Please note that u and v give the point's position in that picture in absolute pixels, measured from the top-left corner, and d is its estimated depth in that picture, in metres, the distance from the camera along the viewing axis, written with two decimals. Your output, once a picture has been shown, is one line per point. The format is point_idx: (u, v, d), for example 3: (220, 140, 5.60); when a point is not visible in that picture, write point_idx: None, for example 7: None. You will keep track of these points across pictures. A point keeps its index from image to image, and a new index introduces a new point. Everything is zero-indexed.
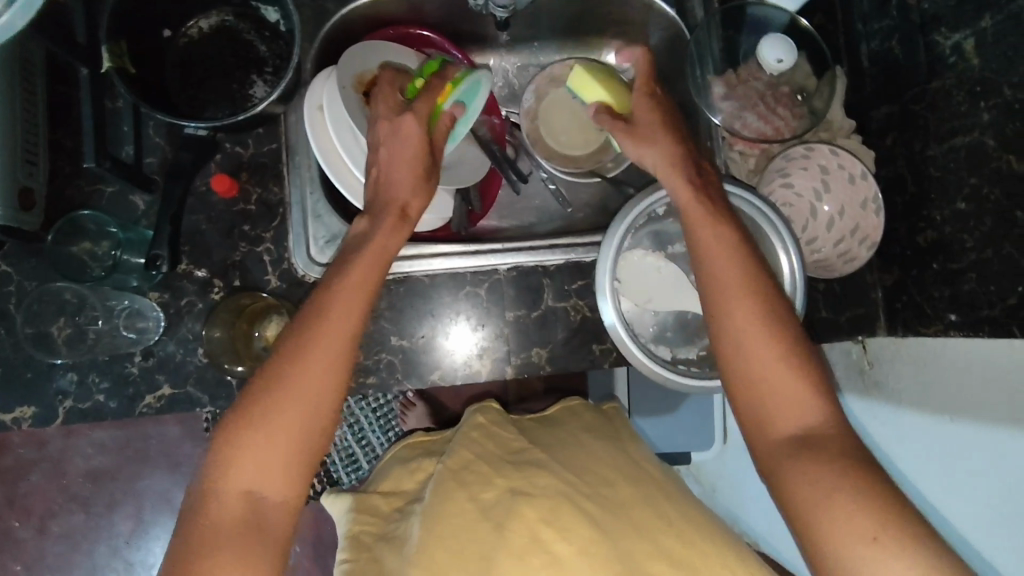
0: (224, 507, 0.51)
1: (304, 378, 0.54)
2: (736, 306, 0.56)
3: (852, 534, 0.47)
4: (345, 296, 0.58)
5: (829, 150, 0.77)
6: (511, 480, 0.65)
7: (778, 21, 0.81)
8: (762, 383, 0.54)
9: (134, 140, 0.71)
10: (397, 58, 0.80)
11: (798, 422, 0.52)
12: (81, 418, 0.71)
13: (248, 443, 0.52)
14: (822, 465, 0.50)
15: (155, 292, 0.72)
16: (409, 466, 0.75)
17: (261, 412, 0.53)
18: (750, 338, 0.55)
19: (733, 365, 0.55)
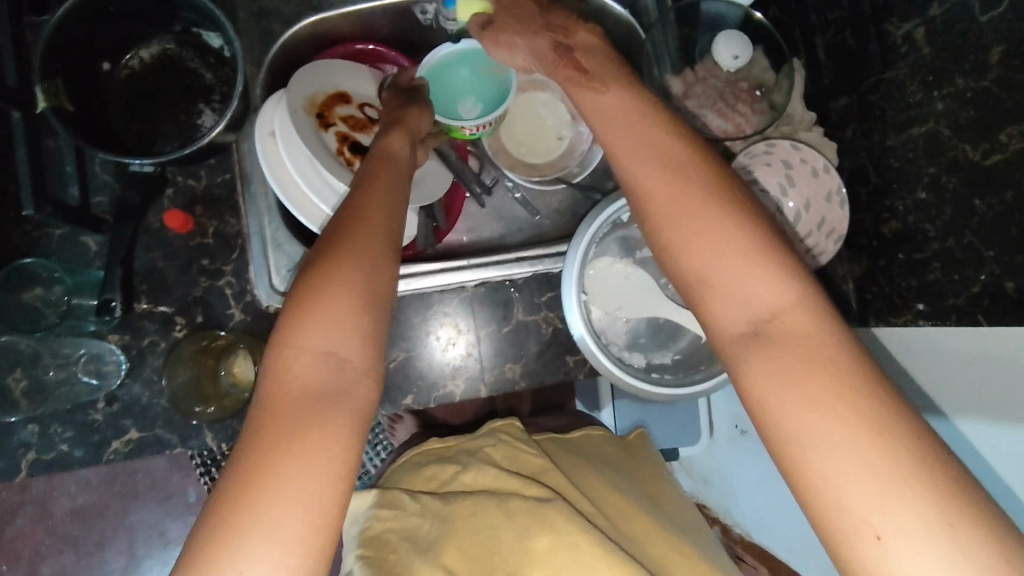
0: (297, 390, 0.41)
1: (356, 246, 0.46)
2: (677, 203, 0.45)
3: (809, 389, 0.37)
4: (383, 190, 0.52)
5: (790, 146, 0.77)
6: (540, 492, 0.64)
7: (733, 16, 0.80)
8: (734, 307, 0.41)
9: (80, 180, 0.69)
10: (349, 76, 0.78)
11: (756, 302, 0.41)
12: (47, 467, 0.70)
13: (306, 335, 0.43)
14: (807, 373, 0.38)
15: (114, 335, 0.70)
16: (420, 471, 0.72)
17: (323, 281, 0.44)
18: (707, 234, 0.43)
19: (687, 272, 0.44)
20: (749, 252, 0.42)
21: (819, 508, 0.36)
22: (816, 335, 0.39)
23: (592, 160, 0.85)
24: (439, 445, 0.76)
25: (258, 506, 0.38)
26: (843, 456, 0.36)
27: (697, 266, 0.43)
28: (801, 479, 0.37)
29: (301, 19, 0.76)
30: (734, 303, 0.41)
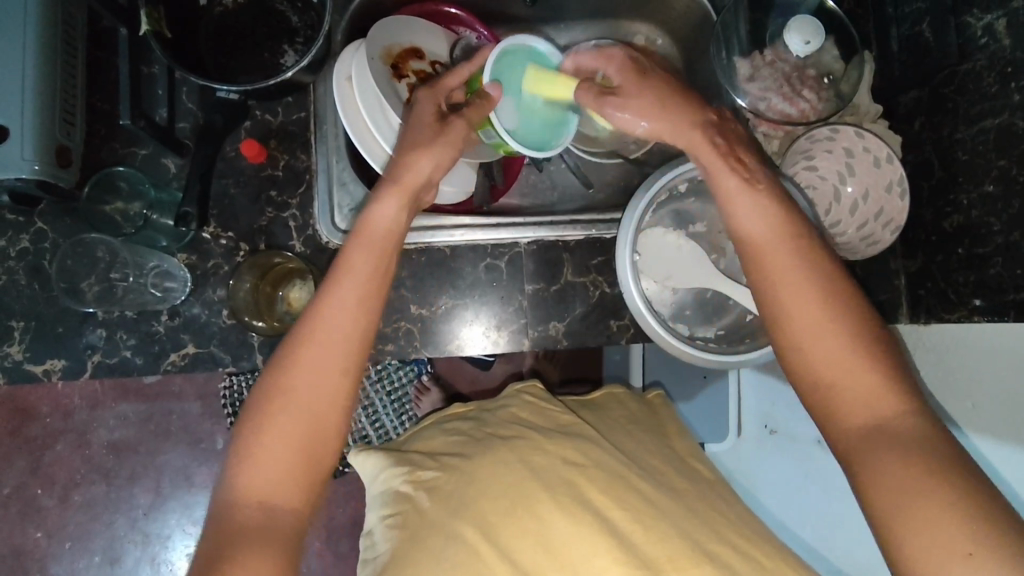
0: (241, 517, 0.49)
1: (303, 381, 0.52)
2: (802, 322, 0.52)
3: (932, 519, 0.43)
4: (350, 286, 0.55)
5: (854, 133, 0.77)
6: (563, 449, 0.67)
7: (806, 5, 0.81)
8: (857, 415, 0.49)
9: (169, 104, 0.73)
10: (427, 35, 0.82)
11: (869, 412, 0.49)
12: (109, 373, 0.73)
13: (263, 461, 0.50)
14: (908, 468, 0.45)
15: (183, 253, 0.74)
16: (444, 429, 0.75)
17: (270, 428, 0.51)
18: (821, 348, 0.51)
19: (804, 375, 0.52)
20: (868, 374, 0.50)
21: None
22: (910, 440, 0.47)
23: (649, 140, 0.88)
24: (461, 409, 0.80)
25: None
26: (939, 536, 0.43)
27: (831, 374, 0.51)
28: None
29: None
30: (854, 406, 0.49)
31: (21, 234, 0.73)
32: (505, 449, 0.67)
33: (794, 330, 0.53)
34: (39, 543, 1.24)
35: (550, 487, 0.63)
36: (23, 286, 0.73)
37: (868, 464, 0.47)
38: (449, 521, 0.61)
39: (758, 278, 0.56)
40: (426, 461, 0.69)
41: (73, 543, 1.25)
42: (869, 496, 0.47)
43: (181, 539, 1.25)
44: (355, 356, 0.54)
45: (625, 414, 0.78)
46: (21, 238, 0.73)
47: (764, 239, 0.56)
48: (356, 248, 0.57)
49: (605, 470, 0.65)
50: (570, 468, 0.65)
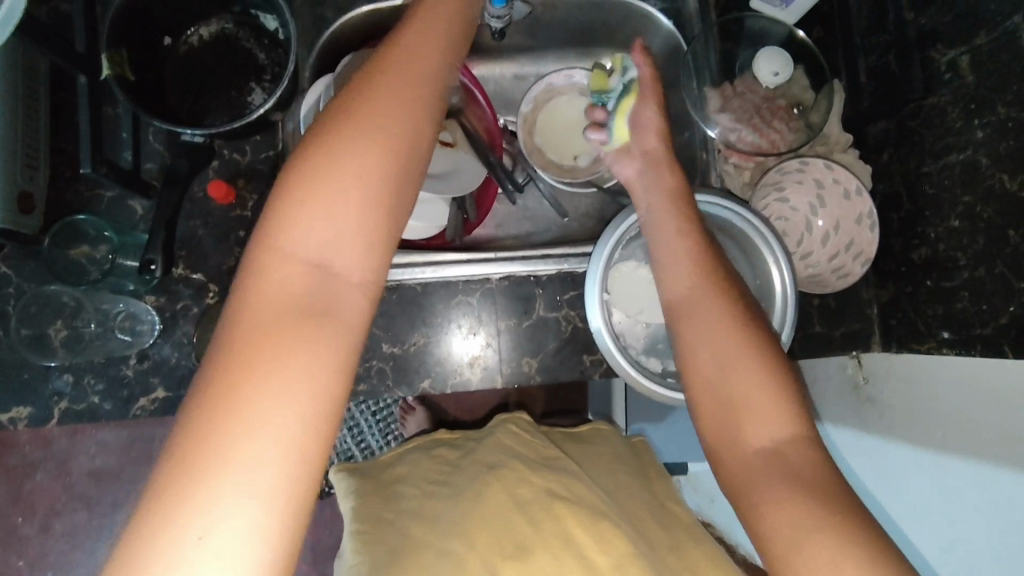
0: (227, 442, 0.37)
1: (310, 259, 0.42)
2: (707, 357, 0.56)
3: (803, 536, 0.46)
4: (371, 141, 0.44)
5: (823, 165, 0.77)
6: (547, 481, 0.68)
7: (776, 34, 0.81)
8: (751, 434, 0.52)
9: (133, 146, 0.72)
10: None
11: (768, 437, 0.51)
12: (76, 419, 0.72)
13: (228, 352, 0.39)
14: (801, 498, 0.48)
15: (151, 296, 0.73)
16: (430, 455, 0.75)
17: (256, 321, 0.40)
18: (731, 381, 0.54)
19: (711, 404, 0.55)
20: (766, 395, 0.52)
21: None
22: (791, 464, 0.50)
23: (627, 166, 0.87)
24: (447, 434, 0.80)
25: (158, 534, 0.36)
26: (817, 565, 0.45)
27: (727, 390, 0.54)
28: None
29: (354, 8, 0.79)
30: (756, 427, 0.52)
31: None
32: (494, 481, 0.67)
33: (703, 357, 0.56)
34: (21, 573, 1.23)
35: (531, 521, 0.65)
36: None
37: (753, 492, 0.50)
38: (436, 544, 0.63)
39: (675, 313, 0.59)
40: (407, 488, 0.70)
41: (55, 573, 1.23)
42: (766, 523, 0.49)
43: None
44: (373, 211, 0.44)
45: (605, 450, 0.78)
46: None
47: (680, 277, 0.60)
48: (377, 97, 0.46)
49: (586, 505, 0.66)
50: (552, 499, 0.66)
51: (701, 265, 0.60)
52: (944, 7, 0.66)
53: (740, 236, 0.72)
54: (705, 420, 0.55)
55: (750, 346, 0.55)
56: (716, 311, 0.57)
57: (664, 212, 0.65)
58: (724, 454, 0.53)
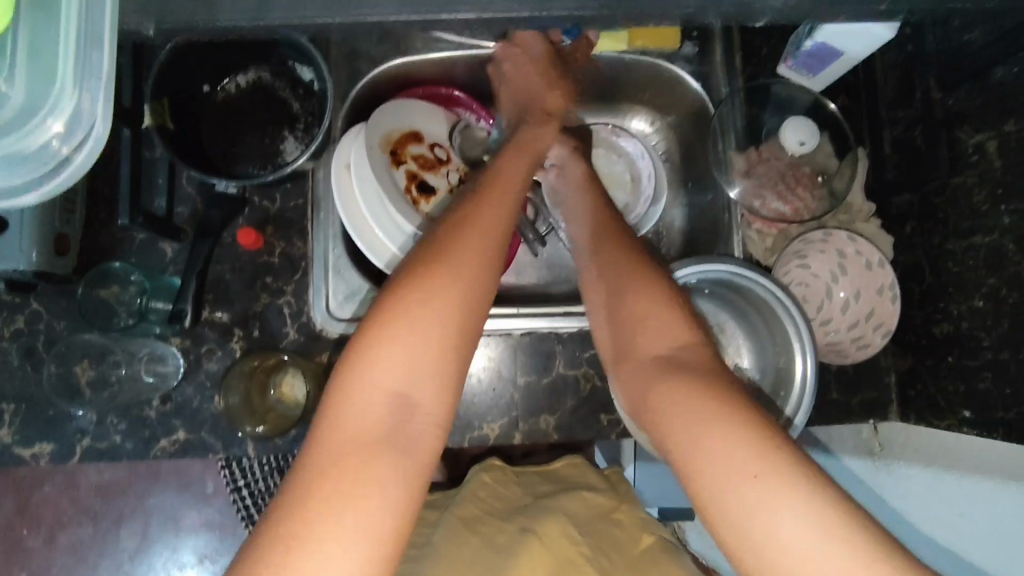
0: (332, 491, 0.43)
1: (411, 337, 0.47)
2: (606, 294, 0.62)
3: (693, 416, 0.48)
4: (478, 230, 0.53)
5: (846, 237, 0.77)
6: (521, 523, 0.71)
7: (801, 101, 0.82)
8: (648, 343, 0.56)
9: (167, 191, 0.74)
10: (428, 118, 0.83)
11: (659, 344, 0.56)
12: (96, 458, 0.73)
13: (349, 408, 0.46)
14: (680, 379, 0.51)
15: (177, 338, 0.74)
16: (412, 517, 0.76)
17: (363, 389, 0.46)
18: (626, 300, 0.59)
19: (614, 333, 0.60)
20: (659, 303, 0.58)
21: (702, 493, 0.46)
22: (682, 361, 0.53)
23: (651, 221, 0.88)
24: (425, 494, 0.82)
25: None
26: (700, 427, 0.47)
27: (625, 309, 0.59)
28: (702, 489, 0.46)
29: (389, 61, 0.81)
30: (648, 335, 0.56)
31: (16, 314, 0.73)
32: (462, 527, 0.70)
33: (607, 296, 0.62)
34: None
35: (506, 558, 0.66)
36: (16, 367, 0.73)
37: (653, 390, 0.53)
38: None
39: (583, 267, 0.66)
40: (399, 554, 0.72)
41: None
42: (657, 408, 0.52)
43: None
44: (478, 300, 0.50)
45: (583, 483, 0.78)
46: (17, 318, 0.73)
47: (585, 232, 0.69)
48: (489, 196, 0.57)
49: (555, 548, 0.67)
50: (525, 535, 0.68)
51: (607, 221, 0.68)
52: (973, 90, 0.67)
53: (765, 305, 0.73)
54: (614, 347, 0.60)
55: (641, 273, 0.61)
56: (613, 251, 0.64)
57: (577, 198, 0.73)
58: (625, 364, 0.58)
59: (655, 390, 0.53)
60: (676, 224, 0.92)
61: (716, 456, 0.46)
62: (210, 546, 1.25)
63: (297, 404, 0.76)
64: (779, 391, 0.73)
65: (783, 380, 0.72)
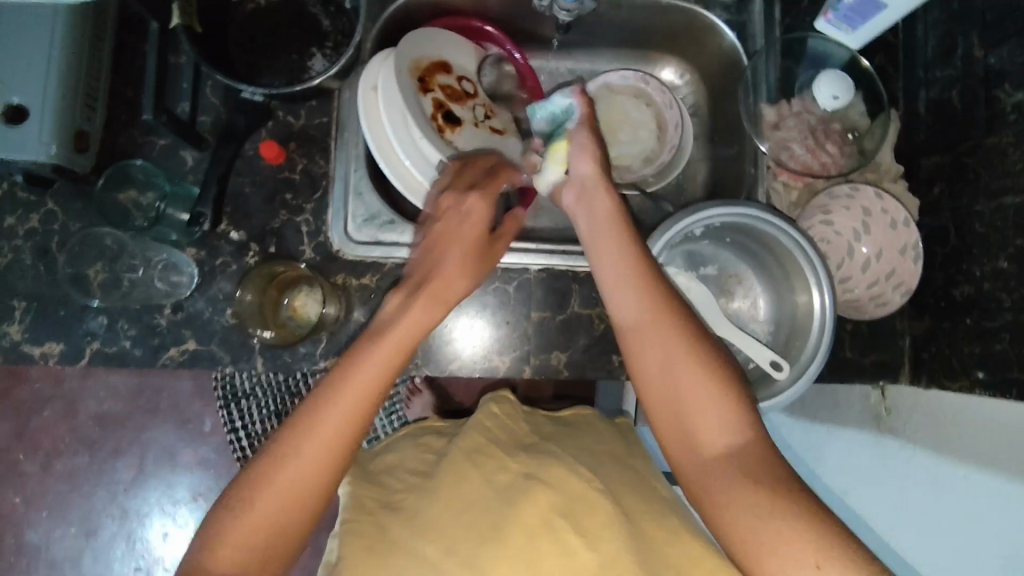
0: (240, 549, 0.51)
1: (310, 450, 0.54)
2: (653, 359, 0.56)
3: (772, 527, 0.49)
4: (381, 352, 0.57)
5: (874, 194, 0.77)
6: (526, 466, 0.64)
7: (837, 57, 0.81)
8: (709, 435, 0.54)
9: (191, 97, 0.73)
10: (457, 51, 0.83)
11: (722, 437, 0.54)
12: (105, 362, 0.72)
13: (226, 541, 0.52)
14: (756, 488, 0.51)
15: (193, 248, 0.73)
16: (416, 443, 0.76)
17: (272, 478, 0.53)
18: (681, 389, 0.55)
19: (656, 404, 0.56)
20: (706, 393, 0.54)
21: None
22: (750, 461, 0.52)
23: (669, 173, 0.89)
24: (439, 424, 0.81)
25: None
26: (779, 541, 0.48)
27: (680, 394, 0.55)
28: None
29: None
30: (711, 429, 0.54)
31: (31, 213, 0.73)
32: (461, 458, 0.66)
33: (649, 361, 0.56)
34: (16, 509, 1.23)
35: (508, 500, 0.60)
36: (28, 265, 0.72)
37: (722, 498, 0.51)
38: (405, 539, 0.60)
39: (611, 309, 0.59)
40: (392, 483, 0.69)
41: (50, 512, 1.24)
42: (722, 507, 0.51)
43: (159, 518, 1.25)
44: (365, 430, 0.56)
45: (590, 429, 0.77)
46: (31, 217, 0.73)
47: (622, 285, 0.59)
48: (421, 300, 0.61)
49: (566, 490, 0.60)
50: (527, 480, 0.62)
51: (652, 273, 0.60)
52: (1016, 48, 0.66)
53: (785, 253, 0.72)
54: (659, 420, 0.56)
55: (695, 346, 0.56)
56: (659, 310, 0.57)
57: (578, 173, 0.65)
58: (680, 452, 0.55)
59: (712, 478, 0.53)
60: (698, 178, 0.91)
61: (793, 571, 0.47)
62: (205, 482, 1.25)
63: (309, 323, 0.75)
64: (794, 340, 0.73)
65: (799, 328, 0.73)
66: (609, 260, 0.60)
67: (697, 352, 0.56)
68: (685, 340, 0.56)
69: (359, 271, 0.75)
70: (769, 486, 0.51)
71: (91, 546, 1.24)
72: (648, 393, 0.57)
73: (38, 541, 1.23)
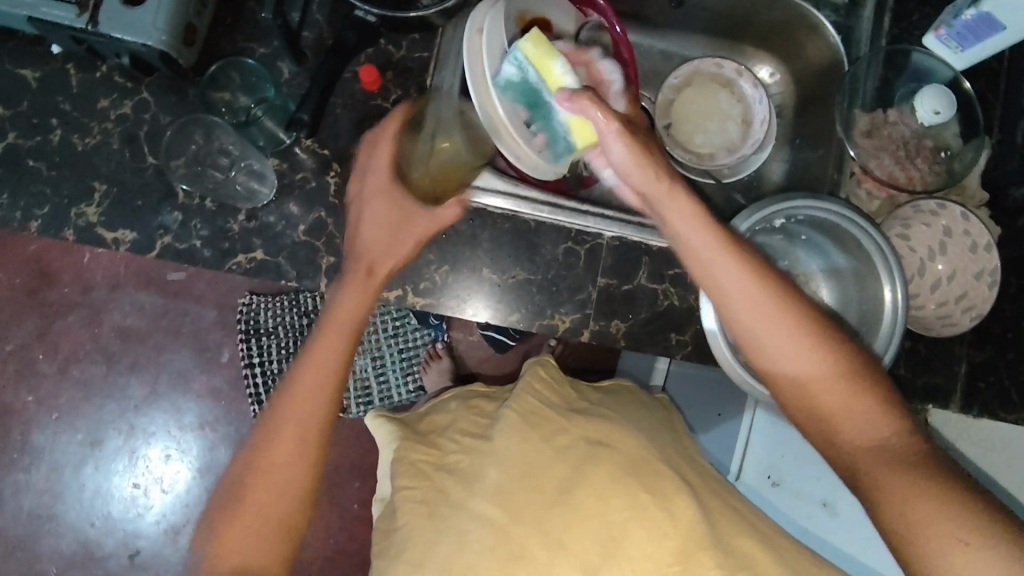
0: None
1: (259, 489, 0.62)
2: (783, 363, 0.58)
3: (917, 512, 0.51)
4: (289, 406, 0.64)
5: (960, 213, 0.76)
6: (588, 432, 0.68)
7: (941, 76, 0.80)
8: (848, 428, 0.56)
9: (302, 9, 0.73)
10: (559, 13, 0.83)
11: (874, 440, 0.55)
12: (174, 258, 0.72)
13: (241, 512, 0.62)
14: (914, 484, 0.51)
15: (275, 159, 0.74)
16: (466, 405, 0.77)
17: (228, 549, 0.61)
18: (812, 386, 0.57)
19: (805, 423, 0.58)
20: (834, 377, 0.56)
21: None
22: (895, 449, 0.54)
23: (745, 168, 0.89)
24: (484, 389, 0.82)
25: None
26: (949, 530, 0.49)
27: (817, 389, 0.57)
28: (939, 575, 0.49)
29: None
30: (850, 420, 0.56)
31: (125, 99, 0.73)
32: (520, 424, 0.68)
33: (796, 388, 0.58)
34: (27, 408, 1.24)
35: (575, 468, 0.65)
36: (114, 150, 0.72)
37: (874, 489, 0.53)
38: (471, 501, 0.64)
39: (748, 334, 0.59)
40: (446, 442, 0.71)
41: (60, 416, 1.24)
42: (881, 502, 0.53)
43: (163, 440, 1.26)
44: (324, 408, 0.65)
45: (635, 404, 0.78)
46: (124, 102, 0.73)
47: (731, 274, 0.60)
48: (347, 288, 0.67)
49: (627, 456, 0.66)
50: (591, 448, 0.66)
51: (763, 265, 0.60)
52: None
53: (861, 254, 0.72)
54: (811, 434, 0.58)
55: (835, 369, 0.57)
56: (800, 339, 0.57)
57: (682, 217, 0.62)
58: (824, 442, 0.57)
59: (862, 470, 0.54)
60: (772, 178, 0.91)
61: (952, 557, 0.49)
62: (214, 410, 1.26)
63: None
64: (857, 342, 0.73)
65: (865, 331, 0.73)
66: (703, 239, 0.61)
67: (818, 338, 0.57)
68: (806, 330, 0.57)
69: None
70: (915, 473, 0.52)
71: (94, 455, 1.25)
72: (784, 388, 0.59)
73: (43, 443, 1.24)
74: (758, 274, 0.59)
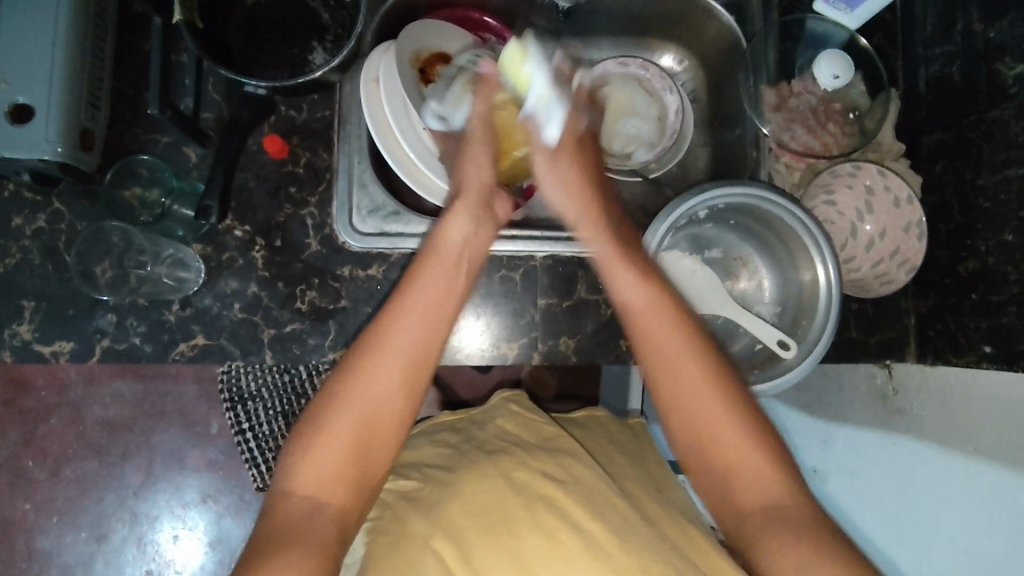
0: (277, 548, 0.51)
1: (346, 419, 0.56)
2: (668, 368, 0.61)
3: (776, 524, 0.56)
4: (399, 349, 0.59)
5: (877, 171, 0.78)
6: (545, 464, 0.68)
7: (837, 38, 0.81)
8: (717, 437, 0.59)
9: (195, 93, 0.74)
10: (456, 42, 0.82)
11: (747, 477, 0.58)
12: (116, 359, 0.72)
13: (317, 502, 0.54)
14: (758, 478, 0.59)
15: (198, 244, 0.74)
16: (431, 439, 0.76)
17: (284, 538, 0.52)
18: (689, 398, 0.60)
19: (682, 438, 0.61)
20: (703, 376, 0.61)
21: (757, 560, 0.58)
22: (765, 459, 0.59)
23: (668, 161, 0.88)
24: (451, 417, 0.81)
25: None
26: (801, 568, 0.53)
27: (684, 398, 0.61)
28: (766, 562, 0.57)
29: None
30: (712, 429, 0.60)
31: (38, 213, 0.73)
32: (488, 463, 0.68)
33: (674, 395, 0.61)
34: (26, 515, 1.22)
35: (527, 504, 0.64)
36: (36, 265, 0.72)
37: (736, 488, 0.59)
38: (424, 531, 0.63)
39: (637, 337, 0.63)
40: (411, 475, 0.71)
41: (60, 518, 1.22)
42: (738, 502, 0.59)
43: (170, 521, 1.25)
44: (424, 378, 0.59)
45: (604, 434, 0.79)
46: (38, 217, 0.73)
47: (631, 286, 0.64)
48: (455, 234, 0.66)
49: (585, 489, 0.65)
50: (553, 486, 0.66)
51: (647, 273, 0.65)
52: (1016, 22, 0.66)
53: (787, 230, 0.73)
54: (698, 472, 0.61)
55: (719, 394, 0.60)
56: (694, 369, 0.61)
57: (625, 280, 0.64)
58: (688, 445, 0.61)
59: (741, 475, 0.58)
60: (699, 164, 0.92)
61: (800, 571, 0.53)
62: (214, 483, 1.25)
63: (314, 307, 0.74)
64: (800, 318, 0.74)
65: (806, 306, 0.73)
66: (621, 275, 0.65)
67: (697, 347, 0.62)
68: (691, 346, 0.62)
69: (366, 262, 0.75)
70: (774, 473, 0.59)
71: (102, 550, 1.24)
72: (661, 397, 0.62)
73: (49, 547, 1.22)
74: (636, 278, 0.64)
